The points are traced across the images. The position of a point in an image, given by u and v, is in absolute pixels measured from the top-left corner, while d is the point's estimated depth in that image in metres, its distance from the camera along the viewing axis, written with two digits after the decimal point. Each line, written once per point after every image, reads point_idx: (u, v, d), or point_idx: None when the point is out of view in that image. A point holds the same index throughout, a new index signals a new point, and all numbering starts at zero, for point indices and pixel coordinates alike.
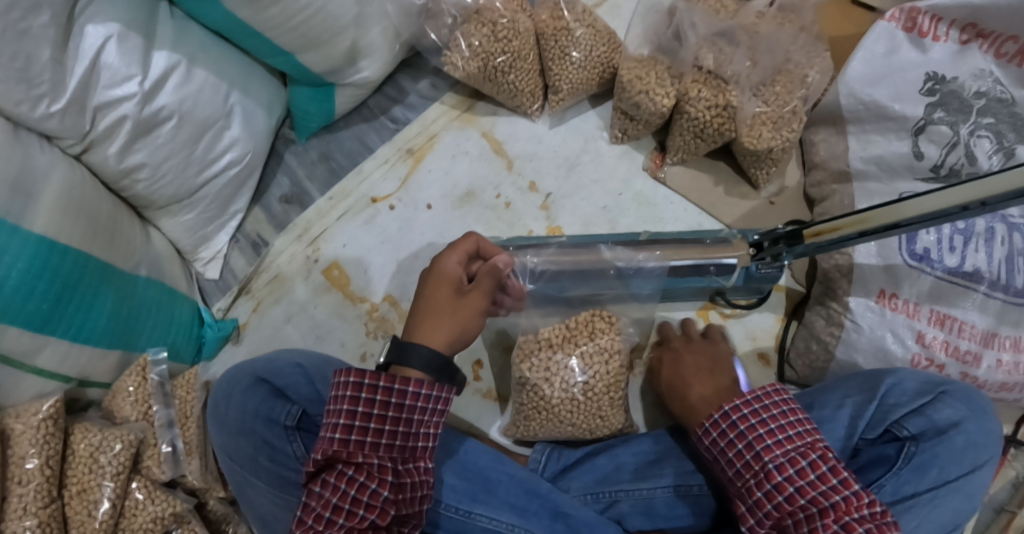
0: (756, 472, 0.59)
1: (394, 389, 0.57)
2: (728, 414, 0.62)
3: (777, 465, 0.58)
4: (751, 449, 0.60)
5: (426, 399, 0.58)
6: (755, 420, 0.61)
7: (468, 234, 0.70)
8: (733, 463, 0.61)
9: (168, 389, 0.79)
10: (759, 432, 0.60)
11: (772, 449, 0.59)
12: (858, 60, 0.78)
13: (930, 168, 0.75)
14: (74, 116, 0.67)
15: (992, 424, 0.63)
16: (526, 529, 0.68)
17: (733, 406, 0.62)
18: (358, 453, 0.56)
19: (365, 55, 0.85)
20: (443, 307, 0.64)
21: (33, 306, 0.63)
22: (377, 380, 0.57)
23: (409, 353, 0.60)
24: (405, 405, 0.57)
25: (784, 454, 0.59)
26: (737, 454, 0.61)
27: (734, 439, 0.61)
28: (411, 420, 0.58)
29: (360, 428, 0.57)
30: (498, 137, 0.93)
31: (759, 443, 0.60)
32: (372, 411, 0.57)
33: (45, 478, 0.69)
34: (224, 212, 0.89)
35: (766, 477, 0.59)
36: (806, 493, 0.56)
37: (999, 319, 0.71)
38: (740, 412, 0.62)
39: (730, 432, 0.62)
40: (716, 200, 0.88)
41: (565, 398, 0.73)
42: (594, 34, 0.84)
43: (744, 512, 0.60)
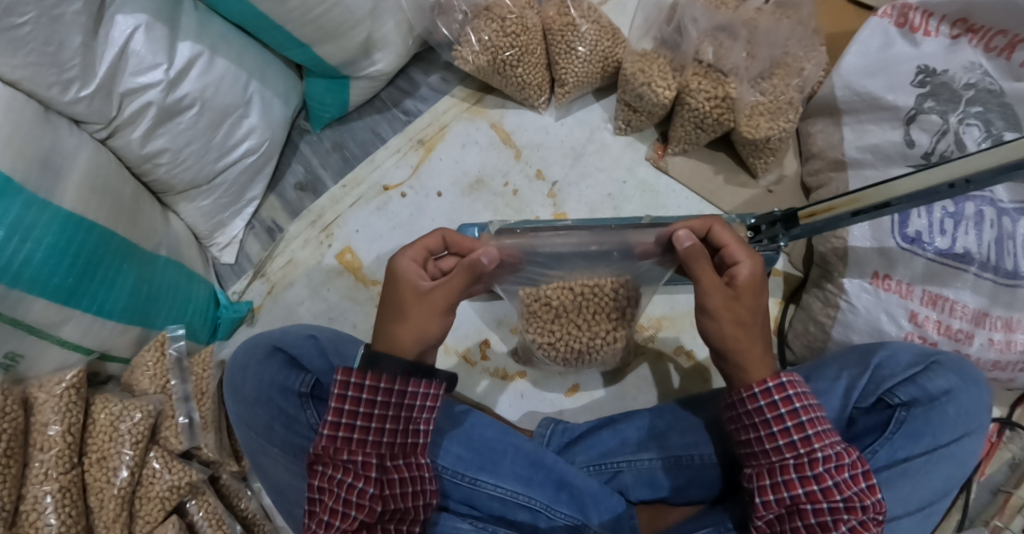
0: (799, 455, 0.57)
1: (380, 387, 0.58)
2: (785, 387, 0.59)
3: (823, 455, 0.57)
4: (795, 433, 0.57)
5: (413, 396, 0.60)
6: (804, 403, 0.58)
7: (435, 229, 0.67)
8: (769, 440, 0.59)
9: (184, 366, 0.81)
10: (810, 417, 0.58)
11: (813, 439, 0.57)
12: (852, 54, 0.82)
13: (921, 155, 0.78)
14: (102, 100, 0.70)
15: (984, 395, 0.66)
16: (529, 497, 0.70)
17: (781, 383, 0.59)
18: (347, 450, 0.58)
19: (379, 48, 0.89)
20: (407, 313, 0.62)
21: (57, 281, 0.66)
22: (362, 379, 0.58)
23: (379, 362, 0.59)
24: (393, 403, 0.59)
25: (831, 446, 0.57)
26: (784, 430, 0.58)
27: (775, 419, 0.58)
28: (398, 417, 0.59)
29: (347, 425, 0.58)
30: (507, 128, 0.97)
31: (804, 430, 0.57)
32: (358, 409, 0.58)
33: (66, 445, 0.72)
34: (240, 199, 0.92)
35: (802, 465, 0.57)
36: (840, 490, 0.56)
37: (991, 300, 0.73)
38: (787, 392, 0.58)
39: (783, 408, 0.58)
40: (717, 189, 0.92)
41: (567, 356, 0.79)
42: (599, 30, 0.88)
43: (765, 486, 0.58)
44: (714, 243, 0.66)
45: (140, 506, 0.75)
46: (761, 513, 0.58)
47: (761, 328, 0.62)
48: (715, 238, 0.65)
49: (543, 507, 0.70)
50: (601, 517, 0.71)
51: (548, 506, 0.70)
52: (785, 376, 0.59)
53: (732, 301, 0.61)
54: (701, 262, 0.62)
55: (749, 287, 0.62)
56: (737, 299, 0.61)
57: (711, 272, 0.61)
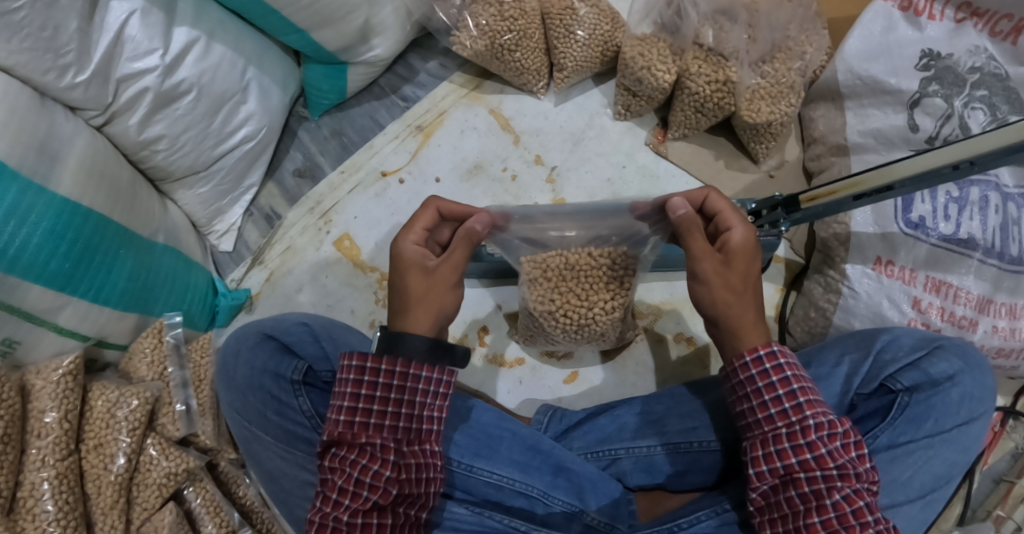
0: (792, 423, 0.56)
1: (396, 370, 0.56)
2: (776, 355, 0.58)
3: (815, 422, 0.55)
4: (786, 401, 0.56)
5: (428, 380, 0.57)
6: (795, 372, 0.57)
7: (430, 204, 0.67)
8: (761, 410, 0.58)
9: (182, 352, 0.81)
10: (800, 385, 0.57)
11: (806, 406, 0.56)
12: (855, 38, 0.80)
13: (924, 139, 0.77)
14: (98, 86, 0.70)
15: (987, 378, 0.65)
16: (527, 483, 0.70)
17: (772, 351, 0.58)
18: (361, 435, 0.56)
19: (377, 33, 0.88)
20: (422, 294, 0.61)
21: (55, 266, 0.65)
22: (378, 364, 0.56)
23: (401, 341, 0.58)
24: (407, 386, 0.56)
25: (824, 414, 0.56)
26: (775, 399, 0.57)
27: (767, 388, 0.57)
28: (414, 400, 0.57)
29: (364, 409, 0.56)
30: (506, 114, 0.96)
31: (796, 398, 0.56)
32: (374, 392, 0.56)
33: (63, 432, 0.72)
34: (238, 186, 0.91)
35: (795, 433, 0.55)
36: (833, 459, 0.54)
37: (995, 286, 0.73)
38: (778, 360, 0.58)
39: (774, 376, 0.57)
40: (717, 174, 0.91)
41: (565, 328, 0.77)
42: (598, 14, 0.87)
43: (757, 457, 0.57)
44: (708, 211, 0.66)
45: (137, 493, 0.75)
46: (756, 485, 0.57)
47: (753, 295, 0.62)
48: (710, 206, 0.65)
49: (540, 494, 0.69)
50: (599, 501, 0.71)
51: (547, 493, 0.70)
52: (777, 344, 0.58)
53: (726, 266, 0.61)
54: (693, 232, 0.61)
55: (741, 252, 0.61)
56: (729, 264, 0.61)
57: (703, 239, 0.61)
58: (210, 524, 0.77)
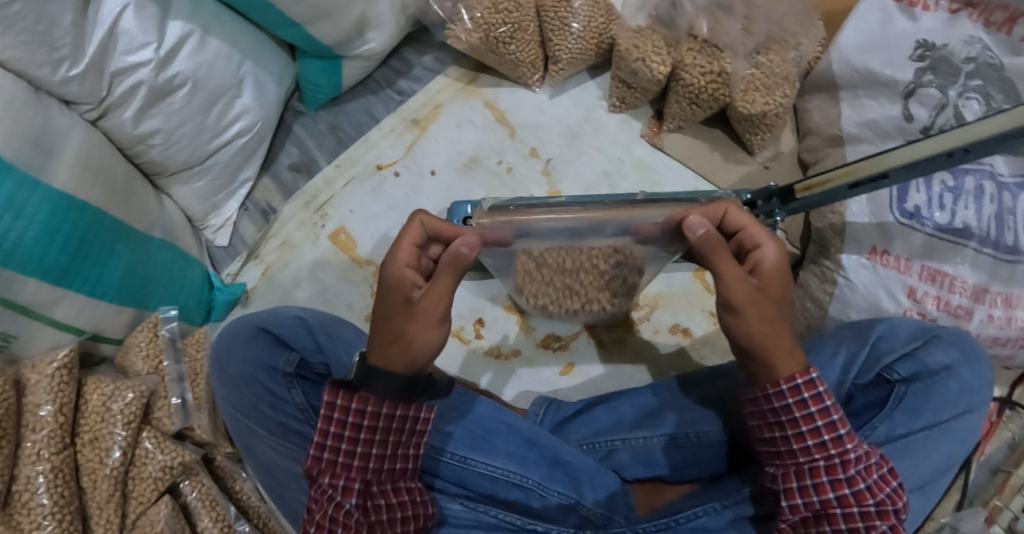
0: (830, 456, 0.57)
1: (363, 411, 0.55)
2: (816, 386, 0.57)
3: (853, 457, 0.56)
4: (825, 433, 0.57)
5: (401, 420, 0.57)
6: (833, 403, 0.57)
7: (415, 217, 0.61)
8: (798, 440, 0.58)
9: (179, 347, 0.81)
10: (839, 418, 0.57)
11: (845, 439, 0.57)
12: (851, 29, 0.81)
13: (919, 130, 0.77)
14: (93, 80, 0.69)
15: (985, 369, 0.65)
16: (522, 475, 0.69)
17: (812, 382, 0.57)
18: (330, 471, 0.56)
19: (372, 27, 0.88)
20: (407, 328, 0.56)
21: (50, 260, 0.65)
22: (351, 403, 0.55)
23: (370, 380, 0.55)
24: (379, 427, 0.56)
25: (860, 448, 0.57)
26: (813, 430, 0.57)
27: (805, 419, 0.57)
28: (386, 441, 0.57)
29: (334, 448, 0.56)
30: (501, 107, 0.96)
31: (836, 431, 0.56)
32: (342, 432, 0.56)
33: (58, 425, 0.71)
34: (234, 180, 0.91)
35: (834, 466, 0.56)
36: (872, 492, 0.56)
37: (991, 276, 0.72)
38: (818, 390, 0.57)
39: (813, 408, 0.57)
40: (714, 166, 0.91)
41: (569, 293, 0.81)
42: (593, 7, 0.87)
43: (793, 490, 0.58)
44: (730, 226, 0.62)
45: (133, 486, 0.75)
46: (788, 517, 0.58)
47: (786, 321, 0.59)
48: (731, 222, 0.62)
49: (536, 485, 0.69)
50: (596, 494, 0.70)
51: (542, 484, 0.69)
52: (817, 375, 0.57)
53: (761, 290, 0.58)
54: (719, 253, 0.58)
55: (773, 276, 0.58)
56: (762, 291, 0.58)
57: (733, 263, 0.57)
58: (207, 518, 0.77)
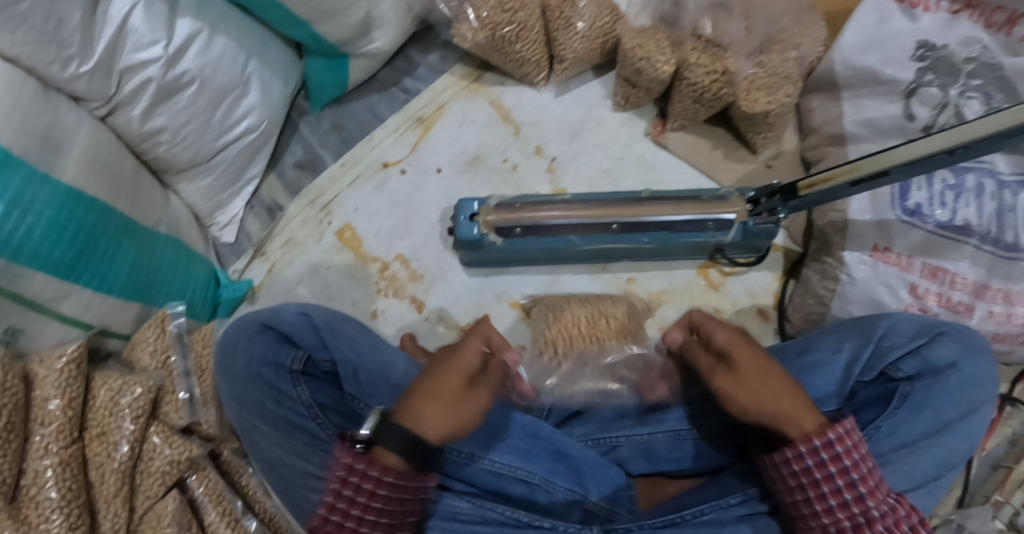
0: (854, 514, 0.56)
1: (382, 479, 0.54)
2: (834, 444, 0.56)
3: (877, 512, 0.55)
4: (847, 491, 0.56)
5: (415, 486, 0.56)
6: (854, 459, 0.56)
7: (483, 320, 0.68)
8: (820, 501, 0.57)
9: (185, 341, 0.82)
10: (860, 474, 0.56)
11: (866, 496, 0.56)
12: (850, 30, 0.81)
13: (920, 128, 0.78)
14: (101, 77, 0.70)
15: (988, 365, 0.66)
16: (528, 471, 0.70)
17: (831, 439, 0.56)
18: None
19: (378, 26, 0.89)
20: (428, 387, 0.60)
21: (58, 255, 0.66)
22: (369, 472, 0.54)
23: (385, 433, 0.55)
24: (394, 494, 0.55)
25: (881, 501, 0.56)
26: (835, 490, 0.56)
27: (826, 479, 0.56)
28: (397, 505, 0.56)
29: (344, 510, 0.55)
30: (506, 106, 0.97)
31: (857, 489, 0.56)
32: (357, 497, 0.55)
33: (67, 419, 0.71)
34: (240, 178, 0.92)
35: (860, 525, 0.56)
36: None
37: (989, 272, 0.73)
38: (835, 449, 0.56)
39: (833, 466, 0.56)
40: (715, 164, 0.92)
41: None
42: (597, 7, 0.88)
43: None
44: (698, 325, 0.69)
45: (140, 481, 0.75)
46: None
47: (782, 380, 0.60)
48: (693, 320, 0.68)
49: (542, 481, 0.70)
50: (599, 488, 0.71)
51: (548, 479, 0.70)
52: (833, 431, 0.56)
53: (734, 370, 0.61)
54: (696, 350, 0.67)
55: (737, 350, 0.62)
56: (733, 370, 0.61)
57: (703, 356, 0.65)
58: (214, 512, 0.78)
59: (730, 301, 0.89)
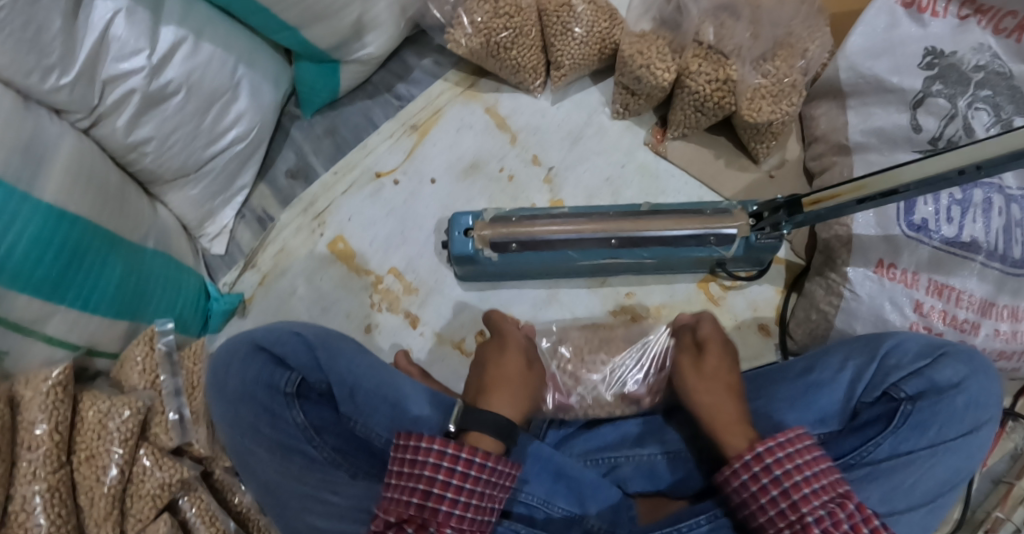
0: (794, 522, 0.54)
1: (477, 461, 0.57)
2: (763, 456, 0.57)
3: (814, 517, 0.53)
4: (783, 500, 0.55)
5: (500, 473, 0.59)
6: (795, 463, 0.56)
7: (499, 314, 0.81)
8: (763, 514, 0.56)
9: (174, 359, 0.80)
10: (796, 479, 0.55)
11: (803, 502, 0.54)
12: (858, 35, 0.78)
13: (928, 140, 0.76)
14: (84, 87, 0.67)
15: (994, 385, 0.64)
16: (529, 493, 0.68)
17: (768, 448, 0.57)
18: (433, 521, 0.55)
19: (370, 30, 0.86)
20: (493, 379, 0.69)
21: (42, 273, 0.64)
22: (458, 450, 0.57)
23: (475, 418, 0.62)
24: (483, 477, 0.57)
25: (821, 505, 0.53)
26: (772, 500, 0.55)
27: (761, 489, 0.56)
28: (484, 492, 0.58)
29: (437, 497, 0.56)
30: (502, 112, 0.94)
31: (791, 495, 0.54)
32: (451, 479, 0.56)
33: (54, 444, 0.69)
34: (230, 187, 0.90)
35: (798, 532, 0.53)
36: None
37: (998, 288, 0.72)
38: (766, 460, 0.56)
39: (765, 477, 0.56)
40: (717, 173, 0.90)
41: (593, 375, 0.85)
42: (596, 10, 0.85)
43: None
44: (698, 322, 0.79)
45: (131, 504, 0.74)
46: None
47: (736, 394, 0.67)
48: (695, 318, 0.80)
49: (540, 502, 0.68)
50: (598, 507, 0.70)
51: (548, 501, 0.68)
52: (761, 444, 0.57)
53: (698, 359, 0.71)
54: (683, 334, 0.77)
55: (711, 345, 0.72)
56: (698, 363, 0.71)
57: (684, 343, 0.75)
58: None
59: (731, 315, 0.88)
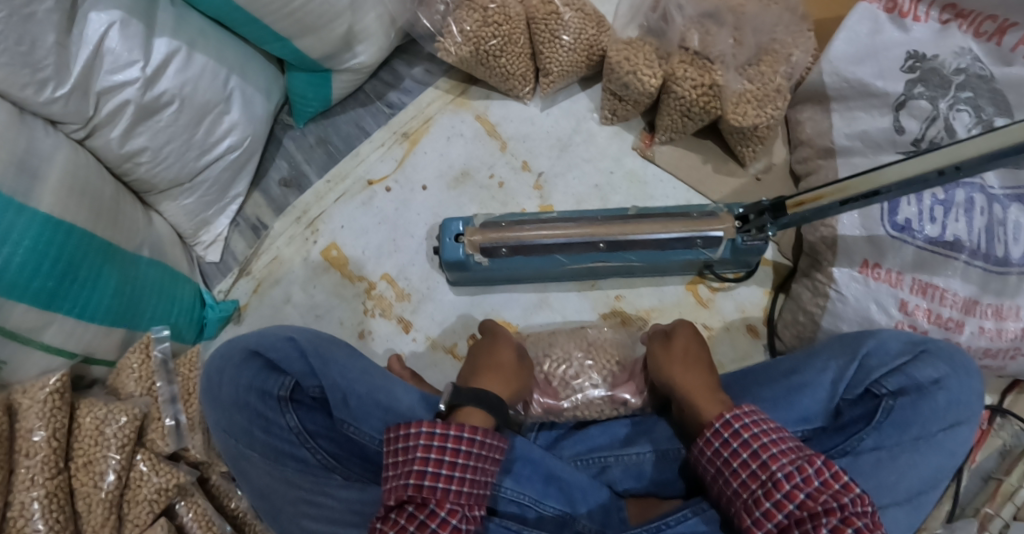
0: (764, 482, 0.58)
1: (467, 437, 0.60)
2: (731, 422, 0.62)
3: (784, 474, 0.57)
4: (752, 461, 0.59)
5: (491, 448, 0.61)
6: (763, 428, 0.61)
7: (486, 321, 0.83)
8: (735, 477, 0.60)
9: (170, 367, 0.81)
10: (763, 442, 0.60)
11: (770, 461, 0.58)
12: (841, 40, 0.80)
13: (910, 141, 0.77)
14: (78, 100, 0.68)
15: (974, 383, 0.66)
16: (518, 492, 0.69)
17: (735, 414, 0.62)
18: (432, 497, 0.57)
19: (360, 40, 0.87)
20: (485, 363, 0.74)
21: (38, 284, 0.65)
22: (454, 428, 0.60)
23: (474, 395, 0.66)
24: (476, 452, 0.60)
25: (789, 462, 0.58)
26: (742, 463, 0.60)
27: (732, 455, 0.61)
28: (477, 467, 0.60)
29: (433, 474, 0.58)
30: (492, 119, 0.95)
31: (760, 456, 0.59)
32: (444, 456, 0.58)
33: (52, 450, 0.71)
34: (224, 196, 0.91)
35: (771, 490, 0.57)
36: (814, 499, 0.55)
37: (982, 288, 0.73)
38: (734, 427, 0.62)
39: (735, 442, 0.61)
40: (705, 178, 0.91)
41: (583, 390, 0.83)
42: (584, 18, 0.87)
43: (749, 526, 0.57)
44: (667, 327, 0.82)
45: (128, 509, 0.75)
46: None
47: (708, 368, 0.71)
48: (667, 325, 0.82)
49: (532, 502, 0.69)
50: (588, 508, 0.71)
51: (538, 501, 0.69)
52: (730, 412, 0.63)
53: (667, 343, 0.74)
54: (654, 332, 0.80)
55: (684, 333, 0.75)
56: (668, 344, 0.74)
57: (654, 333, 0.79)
58: None
59: (720, 317, 0.89)
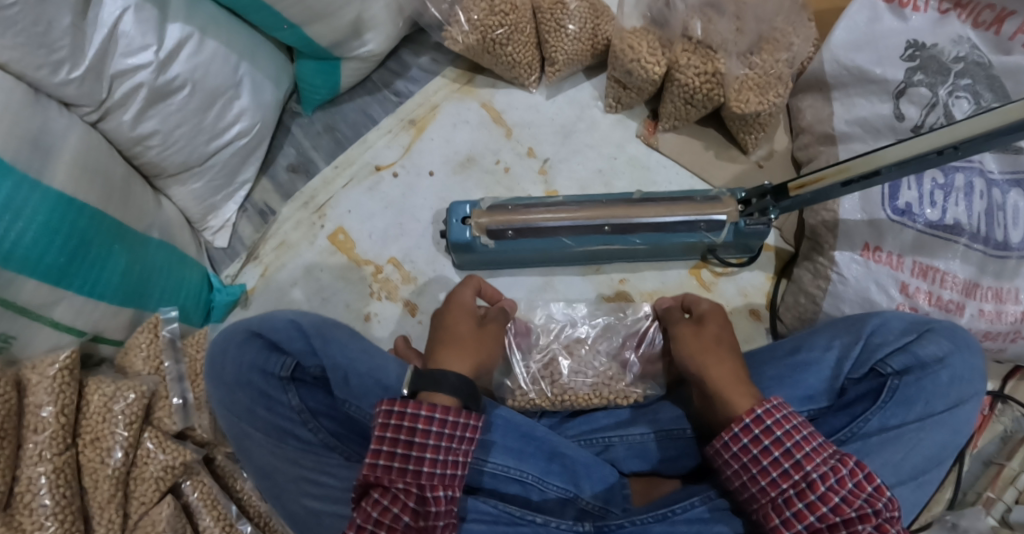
0: (797, 481, 0.56)
1: (422, 415, 0.58)
2: (763, 418, 0.59)
3: (819, 474, 0.56)
4: (785, 461, 0.57)
5: (454, 425, 0.59)
6: (794, 424, 0.58)
7: (472, 277, 0.80)
8: (764, 476, 0.58)
9: (178, 346, 0.82)
10: (796, 439, 0.57)
11: (804, 461, 0.56)
12: (841, 29, 0.82)
13: (910, 128, 0.78)
14: (91, 82, 0.69)
15: (977, 361, 0.67)
16: (521, 470, 0.69)
17: (766, 410, 0.59)
18: (386, 477, 0.57)
19: (369, 28, 0.89)
20: (445, 334, 0.71)
21: (50, 260, 0.65)
22: (415, 409, 0.58)
23: (439, 380, 0.62)
24: (434, 431, 0.58)
25: (823, 462, 0.56)
26: (773, 462, 0.57)
27: (762, 454, 0.58)
28: (438, 446, 0.58)
29: (388, 453, 0.57)
30: (497, 107, 0.97)
31: (794, 456, 0.57)
32: (398, 435, 0.58)
33: (60, 426, 0.71)
34: (232, 182, 0.92)
35: (804, 491, 0.56)
36: (849, 504, 0.54)
37: (981, 270, 0.74)
38: (766, 423, 0.59)
39: (765, 439, 0.58)
40: (707, 164, 0.92)
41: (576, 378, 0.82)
42: (587, 8, 0.88)
43: (778, 526, 0.56)
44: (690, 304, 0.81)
45: (135, 486, 0.75)
46: None
47: (730, 352, 0.69)
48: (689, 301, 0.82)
49: (535, 480, 0.69)
50: (593, 487, 0.71)
51: (541, 479, 0.69)
52: (760, 406, 0.60)
53: (696, 325, 0.74)
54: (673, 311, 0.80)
55: (712, 317, 0.75)
56: (697, 323, 0.74)
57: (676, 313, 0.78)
58: (208, 517, 0.77)
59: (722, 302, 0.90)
